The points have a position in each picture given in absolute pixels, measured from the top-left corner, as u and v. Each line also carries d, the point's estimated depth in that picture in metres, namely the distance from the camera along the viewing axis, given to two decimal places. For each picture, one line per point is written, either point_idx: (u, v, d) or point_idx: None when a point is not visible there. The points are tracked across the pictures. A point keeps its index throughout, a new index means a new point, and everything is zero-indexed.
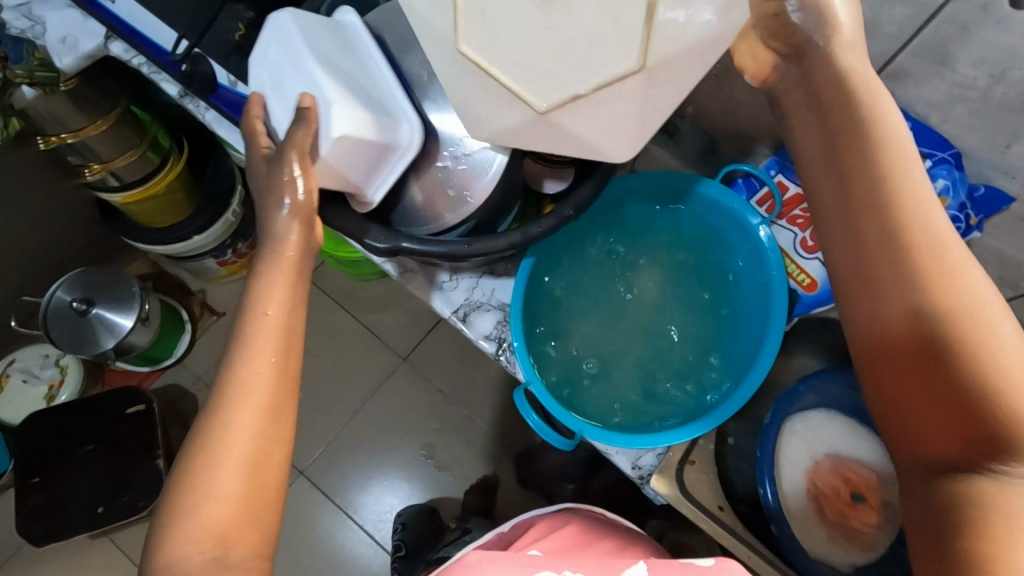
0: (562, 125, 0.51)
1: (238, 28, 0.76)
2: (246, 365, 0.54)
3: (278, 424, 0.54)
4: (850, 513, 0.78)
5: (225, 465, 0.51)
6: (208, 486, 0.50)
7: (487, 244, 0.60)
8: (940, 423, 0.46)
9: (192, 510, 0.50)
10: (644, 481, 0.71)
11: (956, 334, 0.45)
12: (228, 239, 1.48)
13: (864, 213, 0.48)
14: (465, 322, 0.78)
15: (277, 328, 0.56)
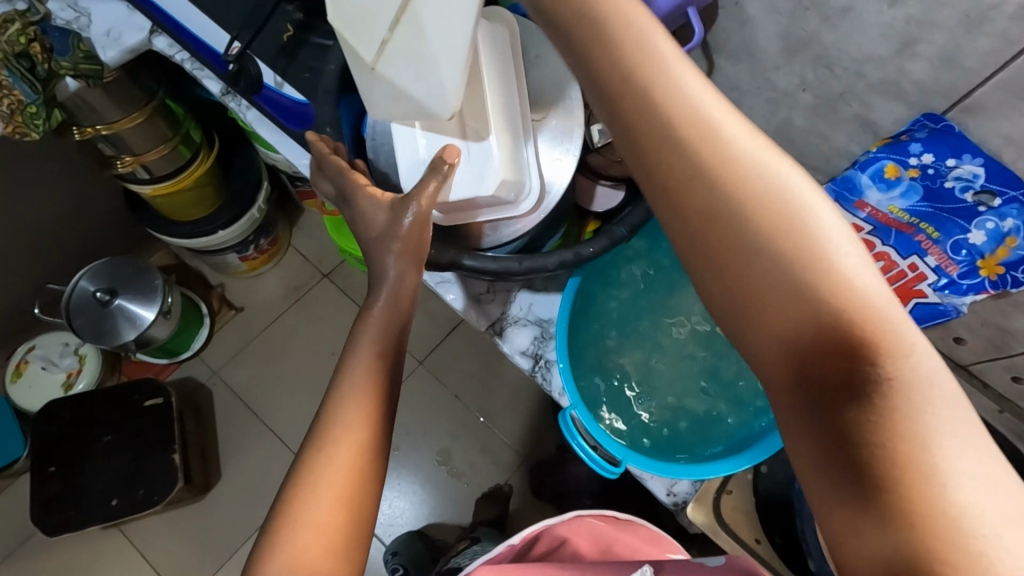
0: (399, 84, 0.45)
1: (287, 30, 0.75)
2: (352, 389, 0.51)
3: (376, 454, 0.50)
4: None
5: (322, 501, 0.47)
6: (301, 525, 0.46)
7: (541, 263, 0.59)
8: (797, 351, 0.36)
9: (289, 539, 0.46)
10: (679, 508, 0.69)
11: (762, 237, 0.36)
12: (251, 235, 1.48)
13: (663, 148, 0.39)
14: (501, 336, 0.77)
15: (374, 361, 0.53)
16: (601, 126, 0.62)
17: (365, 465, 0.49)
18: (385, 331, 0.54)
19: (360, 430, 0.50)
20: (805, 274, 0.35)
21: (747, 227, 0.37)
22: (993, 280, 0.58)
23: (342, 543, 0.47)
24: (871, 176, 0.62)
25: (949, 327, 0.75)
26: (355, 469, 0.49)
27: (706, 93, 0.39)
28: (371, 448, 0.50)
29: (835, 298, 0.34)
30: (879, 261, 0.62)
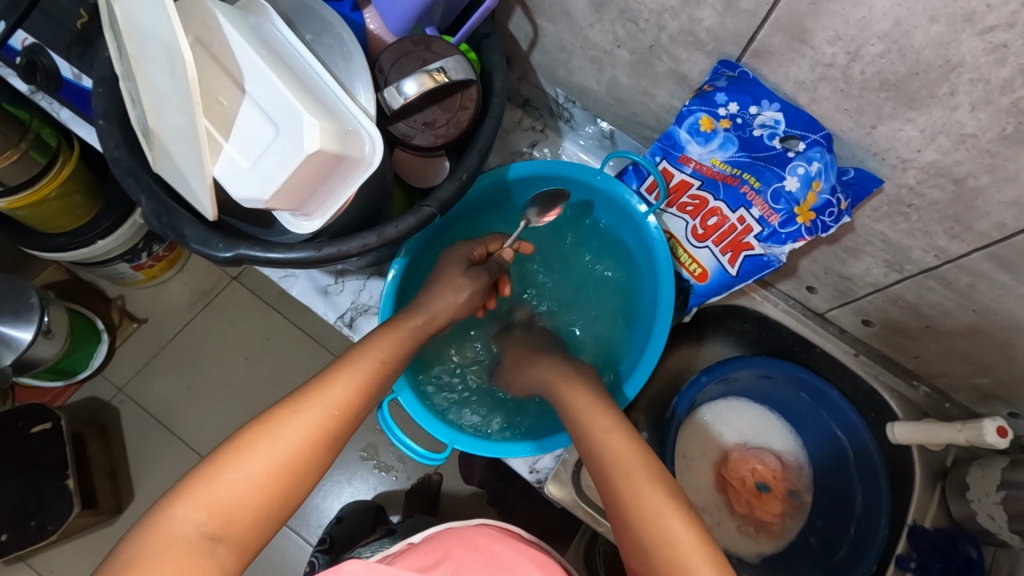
0: (164, 145, 0.46)
1: (81, 16, 0.65)
2: (333, 385, 0.53)
3: (330, 447, 0.51)
4: (755, 501, 0.80)
5: (259, 457, 0.47)
6: (224, 475, 0.46)
7: (342, 248, 0.54)
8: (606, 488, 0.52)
9: (225, 475, 0.46)
10: (542, 485, 0.70)
11: (601, 449, 0.53)
12: (140, 242, 1.28)
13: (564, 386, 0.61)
14: (352, 328, 0.73)
15: (374, 370, 0.56)
16: (394, 86, 0.55)
17: (318, 455, 0.50)
18: (384, 350, 0.57)
19: (333, 422, 0.51)
20: (610, 457, 0.53)
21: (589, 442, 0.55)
22: (808, 227, 0.58)
23: (265, 507, 0.47)
24: (689, 130, 0.61)
25: (800, 276, 0.75)
26: (312, 447, 0.49)
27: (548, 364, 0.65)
28: (331, 442, 0.51)
29: (621, 468, 0.51)
30: (712, 217, 0.64)
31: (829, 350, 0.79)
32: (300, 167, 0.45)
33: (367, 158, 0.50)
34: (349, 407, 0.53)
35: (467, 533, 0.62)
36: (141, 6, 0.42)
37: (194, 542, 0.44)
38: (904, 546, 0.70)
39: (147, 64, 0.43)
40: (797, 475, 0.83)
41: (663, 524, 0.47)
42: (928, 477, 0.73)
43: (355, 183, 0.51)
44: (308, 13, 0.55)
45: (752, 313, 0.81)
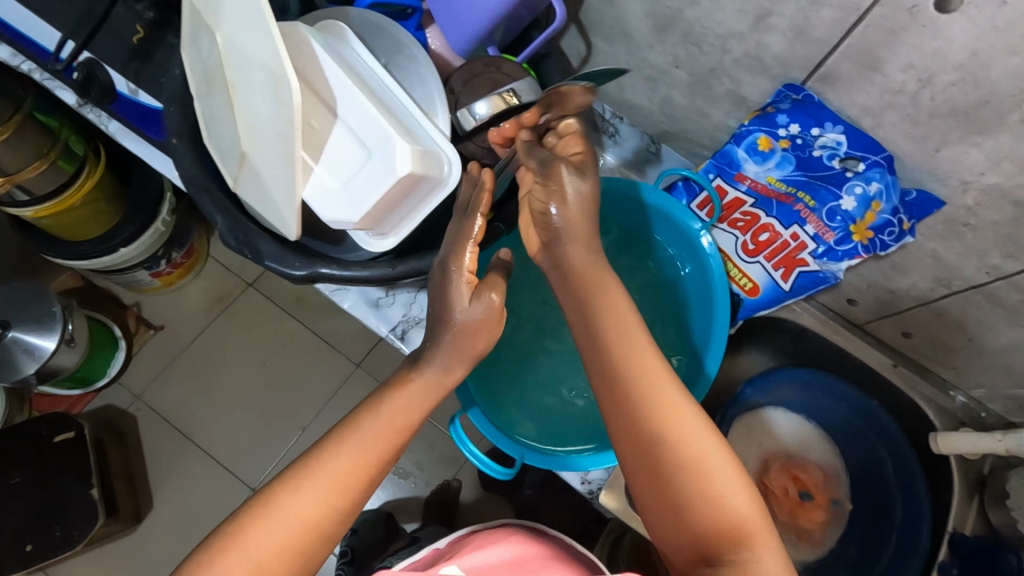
0: (255, 166, 0.47)
1: (137, 30, 0.66)
2: (342, 453, 0.49)
3: (341, 523, 0.48)
4: (793, 507, 0.82)
5: (265, 536, 0.45)
6: (230, 560, 0.44)
7: (418, 266, 0.55)
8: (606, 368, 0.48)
9: (230, 561, 0.44)
10: (594, 495, 0.71)
11: (638, 385, 0.46)
12: (160, 250, 1.26)
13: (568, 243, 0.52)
14: (403, 340, 0.74)
15: (388, 439, 0.51)
16: (466, 108, 0.56)
17: (329, 534, 0.47)
18: (398, 414, 0.51)
19: (338, 497, 0.48)
20: (619, 334, 0.48)
21: (619, 378, 0.47)
22: (865, 244, 0.60)
23: None
24: (746, 149, 0.63)
25: (842, 290, 0.77)
26: (320, 528, 0.47)
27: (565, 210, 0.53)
28: (342, 519, 0.48)
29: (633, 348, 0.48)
30: (765, 233, 0.65)
31: (867, 362, 0.81)
32: (390, 189, 0.46)
33: (447, 179, 0.51)
34: (357, 482, 0.48)
35: (497, 533, 0.64)
36: (244, 34, 0.42)
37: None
38: (946, 553, 0.72)
39: (248, 88, 0.44)
40: (836, 484, 0.83)
41: (673, 410, 0.46)
42: (966, 486, 0.75)
43: (433, 203, 0.52)
44: (383, 34, 0.56)
45: (791, 323, 0.83)
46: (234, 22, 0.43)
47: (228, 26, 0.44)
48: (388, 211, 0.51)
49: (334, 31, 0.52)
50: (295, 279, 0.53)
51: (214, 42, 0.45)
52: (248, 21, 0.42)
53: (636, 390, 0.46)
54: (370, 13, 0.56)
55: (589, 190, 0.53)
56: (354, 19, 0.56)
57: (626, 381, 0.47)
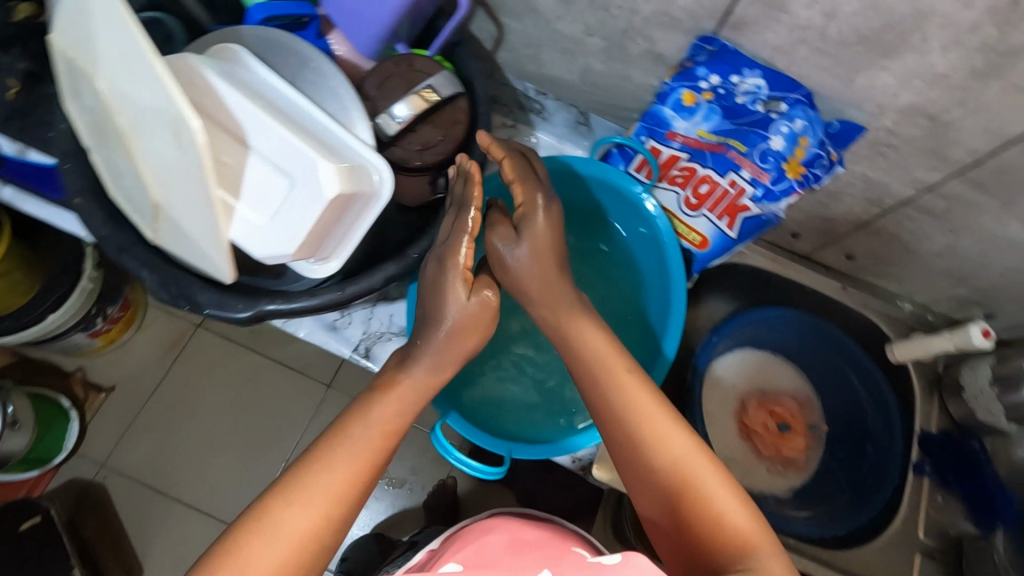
0: (169, 213, 0.44)
1: (10, 85, 0.59)
2: (334, 458, 0.45)
3: (343, 528, 0.44)
4: (776, 440, 0.83)
5: (260, 557, 0.40)
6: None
7: (368, 284, 0.53)
8: (590, 387, 0.51)
9: None
10: (586, 471, 0.72)
11: (616, 397, 0.49)
12: (92, 309, 1.18)
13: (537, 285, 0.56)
14: (369, 357, 0.72)
15: (382, 434, 0.48)
16: (386, 112, 0.54)
17: (329, 542, 0.43)
18: (388, 419, 0.49)
19: (336, 509, 0.43)
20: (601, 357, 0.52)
21: (603, 394, 0.50)
22: (800, 180, 0.61)
23: None
24: (672, 107, 0.63)
25: (784, 225, 0.79)
26: (319, 535, 0.42)
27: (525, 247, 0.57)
28: (341, 524, 0.43)
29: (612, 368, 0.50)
30: (705, 185, 0.66)
31: (816, 287, 0.84)
32: (322, 213, 0.44)
33: (380, 191, 0.49)
34: (352, 487, 0.44)
35: (492, 522, 0.63)
36: (126, 75, 0.39)
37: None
38: (918, 453, 0.78)
39: (145, 132, 0.40)
40: (812, 411, 0.85)
41: (652, 416, 0.48)
42: (926, 387, 0.81)
43: (371, 217, 0.50)
44: (283, 50, 0.52)
45: (741, 264, 0.86)
46: (113, 65, 0.39)
47: (107, 71, 0.40)
48: (325, 236, 0.48)
49: (228, 54, 0.49)
50: (240, 321, 0.50)
51: (93, 87, 0.42)
52: (129, 60, 0.38)
53: (617, 402, 0.49)
54: (264, 30, 0.53)
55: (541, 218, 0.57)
56: (248, 37, 0.53)
57: (608, 399, 0.49)
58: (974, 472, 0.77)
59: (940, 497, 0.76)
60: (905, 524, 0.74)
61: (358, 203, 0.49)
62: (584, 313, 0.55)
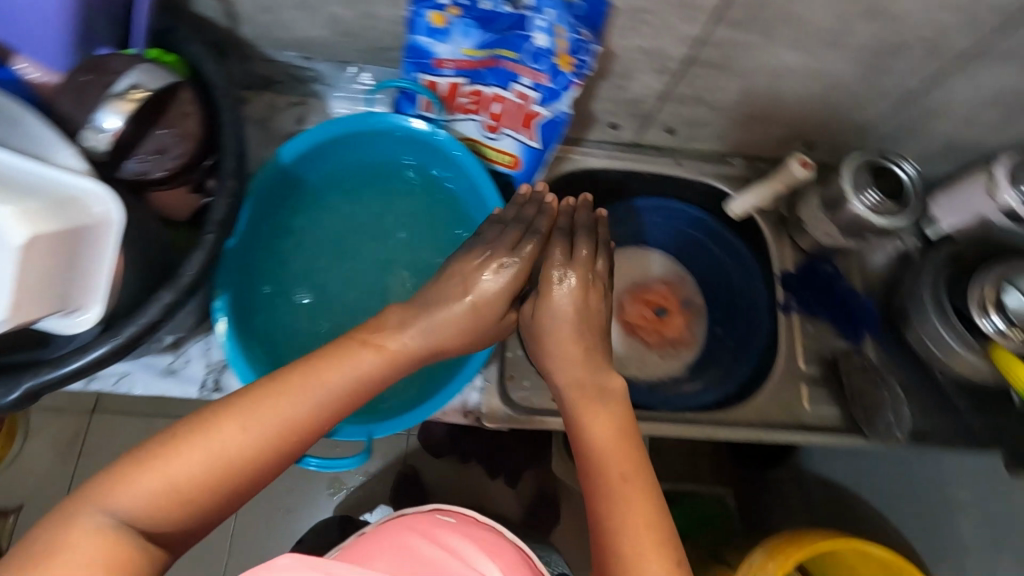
0: None
1: None
2: (288, 394, 0.46)
3: (281, 460, 0.45)
4: (655, 326, 0.86)
5: (190, 460, 0.41)
6: (140, 476, 0.39)
7: (144, 322, 0.47)
8: (583, 409, 0.54)
9: (146, 477, 0.39)
10: (481, 421, 0.70)
11: (592, 438, 0.52)
12: None
13: (550, 324, 0.58)
14: (220, 390, 0.67)
15: (339, 390, 0.48)
16: (90, 126, 0.48)
17: (262, 469, 0.44)
18: (357, 376, 0.50)
19: (290, 439, 0.45)
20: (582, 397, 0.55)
21: (582, 428, 0.53)
22: (574, 71, 0.59)
23: (194, 510, 0.41)
24: (427, 34, 0.59)
25: (601, 119, 0.78)
26: (255, 463, 0.43)
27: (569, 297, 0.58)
28: (282, 457, 0.45)
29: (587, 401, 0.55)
30: (496, 104, 0.64)
31: (656, 172, 0.84)
32: (22, 268, 0.40)
33: (107, 219, 0.45)
34: (298, 431, 0.45)
35: (421, 520, 0.65)
36: None
37: (103, 542, 0.37)
38: (783, 293, 0.81)
39: None
40: (684, 286, 0.89)
41: (616, 452, 0.51)
42: (775, 230, 0.84)
43: (109, 250, 0.46)
44: None
45: (580, 173, 0.84)
46: None
47: None
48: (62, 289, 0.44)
49: None
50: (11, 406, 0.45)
51: None
52: None
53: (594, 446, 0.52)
54: None
55: (573, 306, 0.58)
56: None
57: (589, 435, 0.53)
58: (830, 291, 0.82)
59: (811, 326, 0.80)
60: (787, 360, 0.78)
61: (82, 243, 0.44)
62: (578, 341, 0.57)
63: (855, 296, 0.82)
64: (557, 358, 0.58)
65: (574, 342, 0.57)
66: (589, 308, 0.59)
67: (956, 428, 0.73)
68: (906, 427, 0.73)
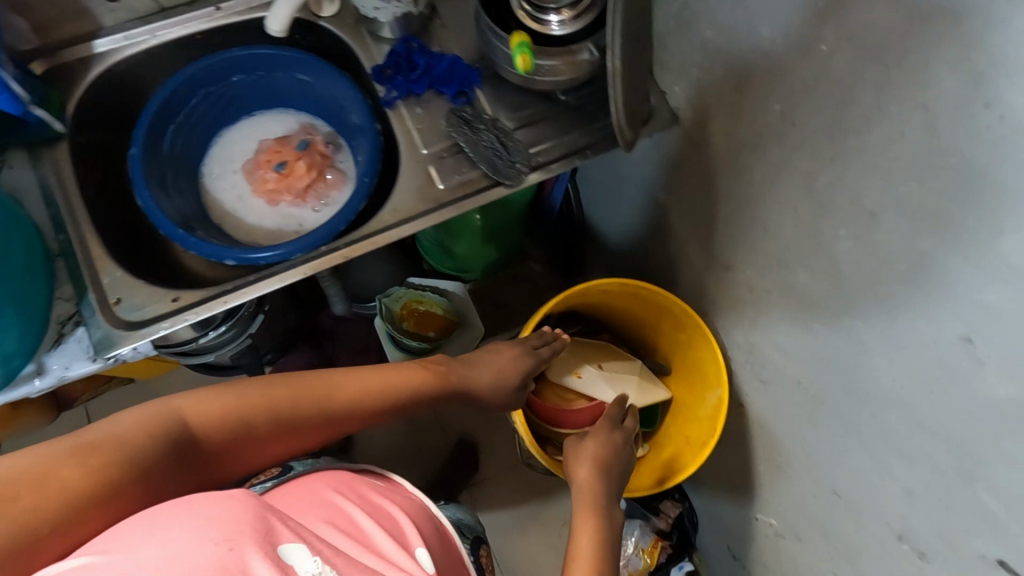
0: None
1: None
2: (331, 377, 0.72)
3: (291, 424, 0.68)
4: (284, 181, 0.79)
5: (247, 393, 0.65)
6: (209, 395, 0.63)
7: None
8: (594, 492, 0.77)
9: (212, 393, 0.63)
10: (102, 358, 0.66)
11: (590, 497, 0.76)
12: None
13: (583, 466, 0.82)
14: None
15: (369, 388, 0.74)
16: None
17: (274, 419, 0.66)
18: (402, 378, 0.78)
19: (335, 427, 0.72)
20: (597, 485, 0.78)
21: (585, 496, 0.76)
22: None
23: (222, 432, 0.63)
24: None
25: None
26: (280, 407, 0.67)
27: (603, 446, 0.84)
28: (291, 419, 0.67)
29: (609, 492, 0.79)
30: None
31: (200, 30, 0.76)
32: None
33: None
34: (315, 394, 0.69)
35: (356, 475, 0.70)
36: None
37: (152, 417, 0.58)
38: (381, 88, 0.78)
39: None
40: (314, 127, 0.84)
41: (597, 514, 0.72)
42: (350, 32, 0.79)
43: None
44: None
45: (120, 65, 0.75)
46: None
47: None
48: None
49: None
50: None
51: None
52: None
53: (604, 517, 0.72)
54: None
55: (594, 446, 0.85)
56: None
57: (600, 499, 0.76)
58: (413, 63, 0.77)
59: (420, 108, 0.77)
60: (408, 149, 0.76)
61: None
62: (612, 479, 0.81)
63: (438, 55, 0.77)
64: (589, 476, 0.80)
65: (608, 472, 0.82)
66: (621, 448, 0.86)
67: (578, 136, 0.76)
68: (525, 156, 0.74)
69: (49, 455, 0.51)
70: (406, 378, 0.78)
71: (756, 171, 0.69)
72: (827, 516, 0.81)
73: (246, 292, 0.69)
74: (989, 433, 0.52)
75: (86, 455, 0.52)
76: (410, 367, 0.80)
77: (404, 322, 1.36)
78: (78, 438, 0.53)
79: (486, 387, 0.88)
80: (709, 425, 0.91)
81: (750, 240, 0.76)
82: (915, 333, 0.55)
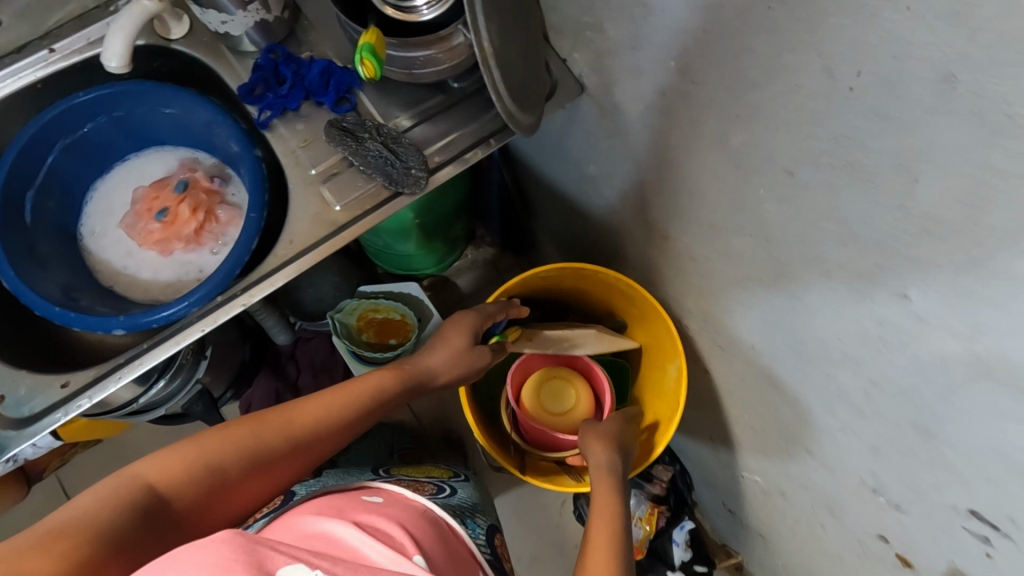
0: None
1: None
2: (297, 404, 0.66)
3: (269, 462, 0.62)
4: (168, 230, 0.72)
5: (211, 443, 0.59)
6: (171, 454, 0.57)
7: None
8: (605, 509, 0.68)
9: (175, 451, 0.58)
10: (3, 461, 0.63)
11: (605, 513, 0.67)
12: None
13: (600, 485, 0.74)
14: None
15: (340, 404, 0.68)
16: None
17: (248, 462, 0.60)
18: (374, 388, 0.72)
19: (315, 450, 0.66)
20: (608, 501, 0.70)
21: (603, 513, 0.67)
22: None
23: (195, 489, 0.57)
24: None
25: None
26: (250, 448, 0.61)
27: (611, 468, 0.77)
28: (266, 458, 0.61)
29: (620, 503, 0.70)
30: None
31: (36, 77, 0.74)
32: None
33: None
34: (285, 425, 0.64)
35: (351, 497, 0.65)
36: None
37: (116, 493, 0.53)
38: (253, 109, 0.71)
39: None
40: (195, 162, 0.77)
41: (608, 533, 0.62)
42: (208, 52, 0.72)
43: None
44: None
45: None
46: None
47: None
48: None
49: None
50: None
51: None
52: None
53: (618, 538, 0.62)
54: None
55: (603, 459, 0.78)
56: None
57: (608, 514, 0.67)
58: (282, 76, 0.70)
59: (299, 124, 0.70)
60: (296, 171, 0.69)
61: None
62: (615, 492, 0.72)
63: (308, 62, 0.70)
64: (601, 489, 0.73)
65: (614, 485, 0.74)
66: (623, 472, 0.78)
67: (475, 125, 0.70)
68: (420, 157, 0.67)
69: (13, 550, 0.45)
70: (369, 386, 0.72)
71: (668, 131, 0.64)
72: (803, 473, 0.78)
73: (142, 362, 0.63)
74: (941, 387, 0.47)
75: (50, 542, 0.47)
76: (373, 371, 0.74)
77: (363, 334, 1.27)
78: (41, 527, 0.48)
79: (456, 371, 0.81)
80: (674, 399, 0.88)
81: (679, 204, 0.70)
82: (851, 290, 0.51)
